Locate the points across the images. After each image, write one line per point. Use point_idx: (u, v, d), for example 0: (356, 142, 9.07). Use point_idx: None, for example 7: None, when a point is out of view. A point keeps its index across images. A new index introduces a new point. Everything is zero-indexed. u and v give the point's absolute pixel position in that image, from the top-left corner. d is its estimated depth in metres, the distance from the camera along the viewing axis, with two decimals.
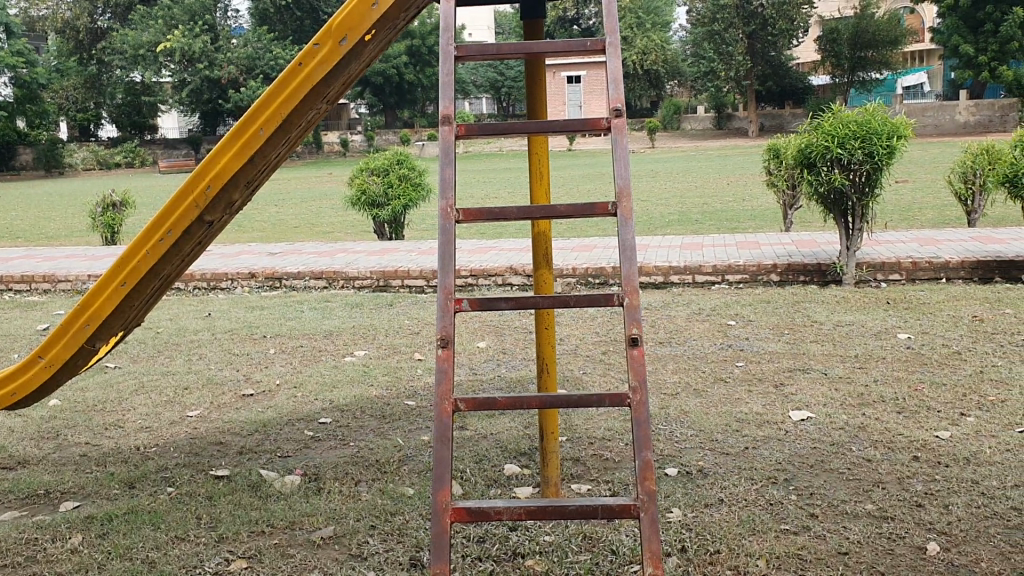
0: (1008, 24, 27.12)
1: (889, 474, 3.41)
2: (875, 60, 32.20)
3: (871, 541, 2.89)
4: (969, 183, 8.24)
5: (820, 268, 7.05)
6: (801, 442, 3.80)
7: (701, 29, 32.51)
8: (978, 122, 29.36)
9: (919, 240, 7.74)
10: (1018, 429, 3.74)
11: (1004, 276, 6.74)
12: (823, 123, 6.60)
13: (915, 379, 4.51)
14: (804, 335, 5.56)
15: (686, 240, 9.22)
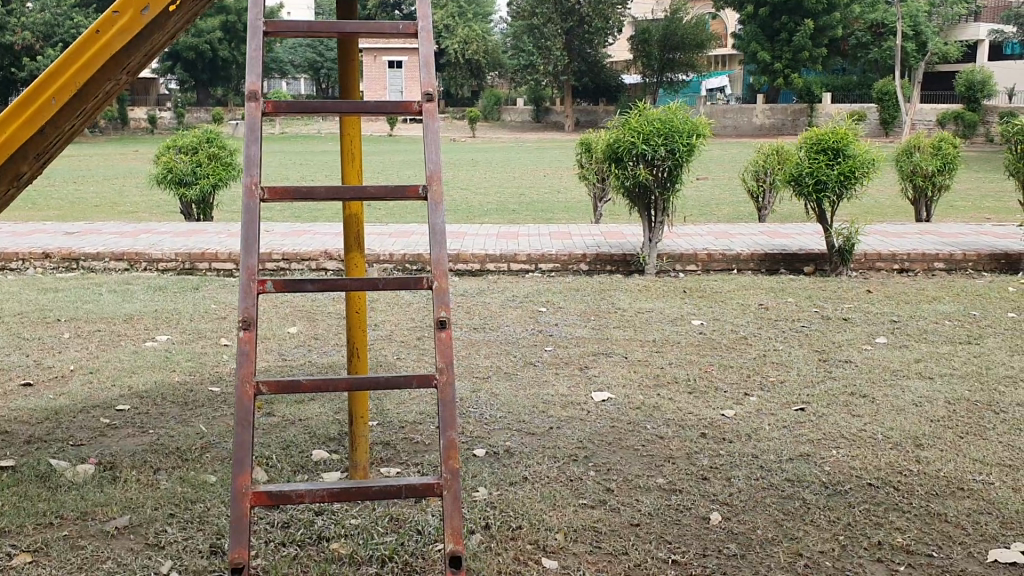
0: (801, 35, 29.14)
1: (679, 450, 3.64)
2: (682, 62, 33.82)
3: (661, 513, 3.07)
4: (761, 181, 8.83)
5: (625, 258, 7.37)
6: (600, 421, 3.99)
7: (521, 22, 33.13)
8: (773, 125, 31.46)
9: (715, 234, 8.23)
10: (794, 407, 4.07)
11: (788, 268, 7.28)
12: (630, 120, 6.90)
13: (707, 362, 4.81)
14: (608, 320, 5.82)
15: (501, 229, 9.39)
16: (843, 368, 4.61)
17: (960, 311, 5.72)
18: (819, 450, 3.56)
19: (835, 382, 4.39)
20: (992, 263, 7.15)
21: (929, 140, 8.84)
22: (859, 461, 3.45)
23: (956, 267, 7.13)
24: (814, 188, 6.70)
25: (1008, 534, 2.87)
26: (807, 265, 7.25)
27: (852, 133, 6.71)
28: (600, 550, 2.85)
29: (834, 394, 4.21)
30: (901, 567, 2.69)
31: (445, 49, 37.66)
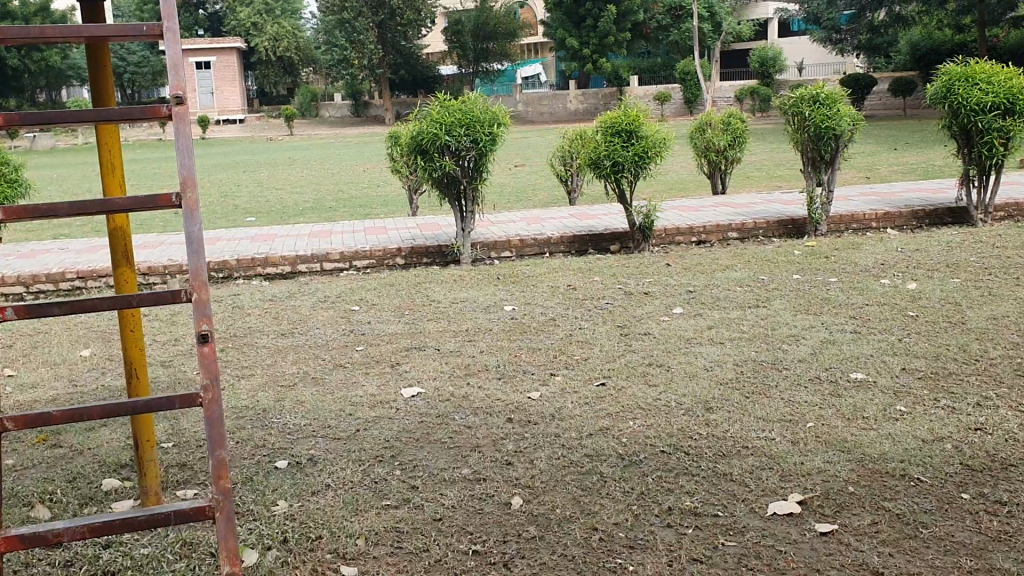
0: (605, 20, 30.03)
1: (486, 438, 3.65)
2: (495, 51, 34.20)
3: (464, 504, 3.08)
4: (568, 165, 9.07)
5: (440, 250, 7.35)
6: (409, 418, 3.95)
7: (331, 17, 32.51)
8: (587, 108, 32.34)
9: (527, 219, 8.35)
10: (596, 382, 4.17)
11: (596, 249, 7.46)
12: (431, 112, 6.86)
13: (516, 347, 4.86)
14: (421, 314, 5.78)
15: (316, 228, 9.19)
16: (644, 340, 4.77)
17: (752, 277, 6.01)
18: (618, 423, 3.66)
19: (636, 354, 4.53)
20: (780, 229, 7.57)
21: (720, 117, 9.28)
22: (654, 429, 3.57)
23: (748, 235, 7.51)
24: (611, 170, 6.90)
25: (786, 486, 3.04)
26: (613, 244, 7.45)
27: (643, 114, 6.95)
28: (401, 549, 2.82)
29: (633, 366, 4.35)
30: (688, 529, 2.80)
31: (255, 47, 36.52)
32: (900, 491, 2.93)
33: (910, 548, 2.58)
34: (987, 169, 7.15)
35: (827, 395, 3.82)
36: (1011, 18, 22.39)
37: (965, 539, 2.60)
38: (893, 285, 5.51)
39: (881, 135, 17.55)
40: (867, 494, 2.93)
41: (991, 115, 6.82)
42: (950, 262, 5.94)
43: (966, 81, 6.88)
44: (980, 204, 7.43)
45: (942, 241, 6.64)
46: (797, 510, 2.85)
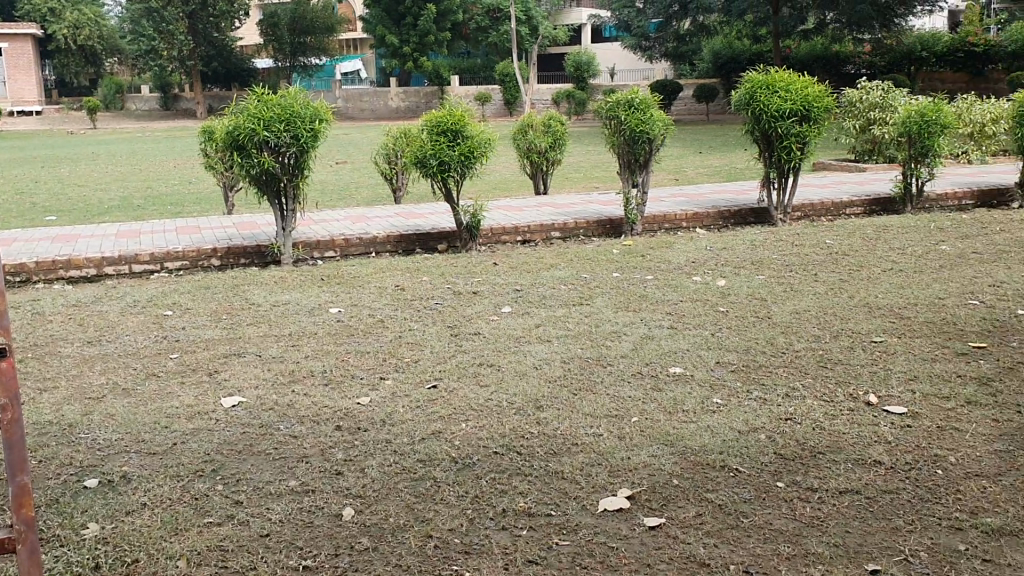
0: (425, 19, 30.06)
1: (313, 447, 3.53)
2: (312, 46, 33.50)
3: (292, 517, 2.96)
4: (392, 164, 9.09)
5: (260, 250, 7.10)
6: (231, 428, 3.77)
7: (137, 5, 30.85)
8: (408, 106, 32.22)
9: (350, 218, 8.22)
10: (426, 385, 4.13)
11: (423, 249, 7.41)
12: (248, 106, 6.56)
13: (342, 350, 4.74)
14: (241, 318, 5.54)
15: (123, 227, 8.66)
16: (473, 340, 4.76)
17: (574, 275, 6.11)
18: (449, 426, 3.63)
19: (465, 355, 4.52)
20: (599, 229, 7.73)
21: (541, 119, 9.55)
22: (486, 431, 3.55)
23: (570, 234, 7.63)
24: (438, 169, 6.82)
25: (615, 481, 3.07)
26: (439, 244, 7.42)
27: (466, 114, 6.96)
28: (226, 570, 2.67)
29: (464, 367, 4.33)
30: (523, 531, 2.79)
31: (51, 34, 34.15)
32: (721, 482, 3.03)
33: (733, 537, 2.68)
34: (787, 172, 7.50)
35: (649, 389, 3.88)
36: (802, 31, 23.92)
37: (782, 526, 2.72)
38: (704, 282, 5.67)
39: (688, 138, 18.42)
40: (690, 487, 3.01)
41: (789, 121, 7.22)
42: (755, 260, 6.22)
43: (767, 88, 7.23)
44: (779, 205, 7.69)
45: (748, 240, 6.97)
46: (626, 506, 2.90)
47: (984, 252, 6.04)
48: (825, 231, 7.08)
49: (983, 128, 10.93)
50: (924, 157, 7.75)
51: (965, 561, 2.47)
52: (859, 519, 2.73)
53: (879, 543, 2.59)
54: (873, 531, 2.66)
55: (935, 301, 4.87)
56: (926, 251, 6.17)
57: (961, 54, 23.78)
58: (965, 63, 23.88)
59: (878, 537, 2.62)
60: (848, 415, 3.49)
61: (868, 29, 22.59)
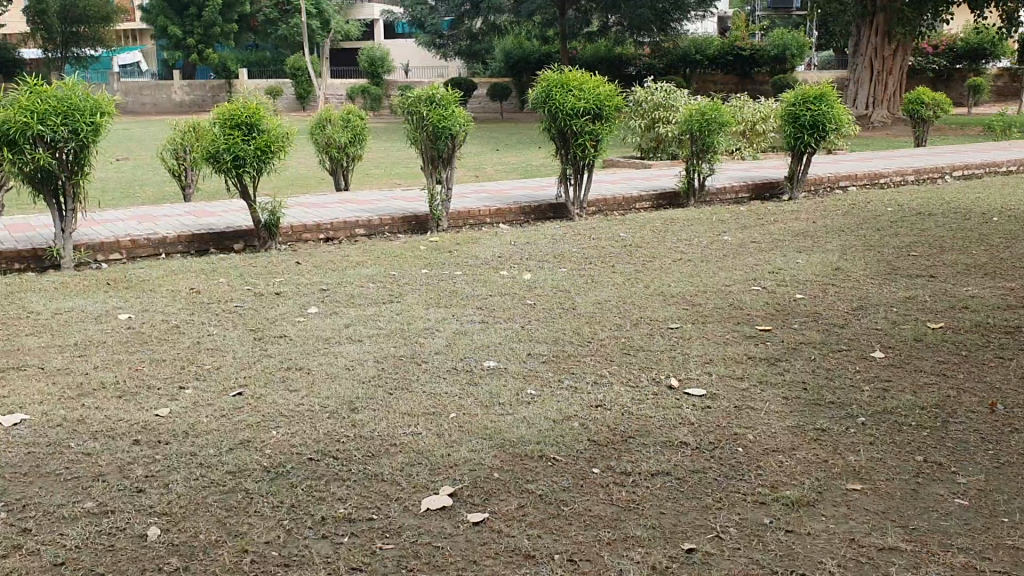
0: (209, 9, 29.19)
1: (110, 465, 3.26)
2: (86, 36, 31.39)
3: (90, 542, 2.72)
4: (181, 160, 8.65)
5: (36, 254, 6.32)
6: (13, 449, 3.42)
7: None
8: (194, 101, 30.79)
9: (137, 218, 7.70)
10: (231, 393, 3.92)
11: (218, 248, 6.93)
12: (19, 98, 5.87)
13: (135, 360, 4.43)
14: (18, 328, 5.06)
15: None
16: (279, 343, 4.58)
17: (381, 273, 5.98)
18: (259, 435, 3.44)
19: (271, 359, 4.33)
20: (405, 225, 7.46)
21: (339, 114, 9.53)
22: (299, 437, 3.39)
23: (374, 231, 7.35)
24: (232, 164, 6.42)
25: (436, 479, 2.98)
26: (235, 243, 6.95)
27: (262, 108, 6.59)
28: None
29: (270, 372, 4.14)
30: (344, 538, 2.67)
31: None
32: (541, 472, 2.97)
33: (556, 527, 2.62)
34: (583, 168, 7.66)
35: (465, 384, 3.81)
36: (587, 33, 24.71)
37: (602, 512, 2.68)
38: (510, 277, 5.67)
39: (483, 135, 18.66)
40: (511, 479, 2.93)
41: (584, 119, 7.40)
42: (556, 253, 6.30)
43: (562, 88, 7.37)
44: (575, 200, 7.84)
45: (548, 233, 7.05)
46: (449, 503, 2.81)
47: (762, 242, 6.45)
48: (618, 225, 7.33)
49: (754, 126, 11.69)
50: (703, 154, 8.22)
51: (770, 534, 2.46)
52: (671, 500, 2.72)
53: (692, 521, 2.57)
54: (686, 511, 2.64)
55: (723, 289, 5.12)
56: (711, 242, 6.51)
57: (731, 58, 25.41)
58: (734, 66, 25.53)
59: (691, 516, 2.61)
60: (653, 399, 3.52)
61: (647, 33, 23.74)
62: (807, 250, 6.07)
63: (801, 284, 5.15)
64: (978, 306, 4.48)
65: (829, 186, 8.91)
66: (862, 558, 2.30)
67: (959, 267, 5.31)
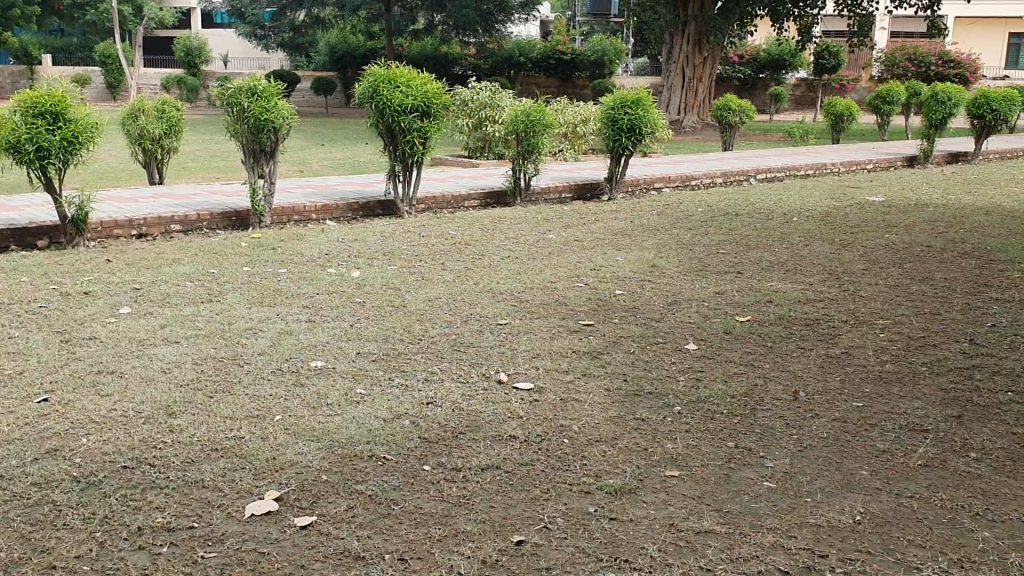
0: None
1: None
2: None
3: None
4: None
5: None
6: None
7: None
8: None
9: None
10: (35, 399, 3.65)
11: (18, 245, 6.43)
12: None
13: None
14: None
15: None
16: (88, 346, 4.31)
17: (200, 271, 5.74)
18: (67, 443, 3.23)
19: (80, 363, 4.07)
20: (224, 221, 7.16)
21: (153, 104, 9.02)
22: (112, 445, 3.21)
23: (192, 227, 7.03)
24: (35, 155, 5.99)
25: (260, 484, 2.89)
26: (38, 239, 6.47)
27: (69, 96, 6.17)
28: None
29: (79, 378, 3.89)
30: (163, 549, 2.55)
31: None
32: (370, 471, 2.92)
33: (386, 526, 2.59)
34: (411, 165, 7.60)
35: (291, 385, 3.71)
36: (413, 31, 24.58)
37: (432, 509, 2.66)
38: (337, 274, 5.58)
39: (307, 130, 18.26)
40: (340, 480, 2.88)
41: (411, 116, 7.35)
42: (386, 250, 6.24)
43: (388, 83, 7.27)
44: (404, 197, 7.79)
45: (377, 231, 6.97)
46: (275, 508, 2.73)
47: (584, 240, 6.63)
48: (446, 223, 7.34)
49: (575, 128, 11.98)
50: (529, 154, 8.32)
51: (595, 522, 2.53)
52: (501, 493, 2.73)
53: (520, 514, 2.60)
54: (514, 504, 2.66)
55: (549, 286, 5.22)
56: (537, 240, 6.64)
57: (551, 62, 25.88)
58: (556, 68, 26.10)
59: (519, 508, 2.64)
60: (483, 394, 3.54)
61: (472, 33, 23.92)
62: (625, 248, 6.29)
63: (622, 281, 5.32)
64: (780, 300, 4.77)
65: (645, 187, 9.27)
66: (681, 542, 2.39)
67: (762, 264, 5.65)
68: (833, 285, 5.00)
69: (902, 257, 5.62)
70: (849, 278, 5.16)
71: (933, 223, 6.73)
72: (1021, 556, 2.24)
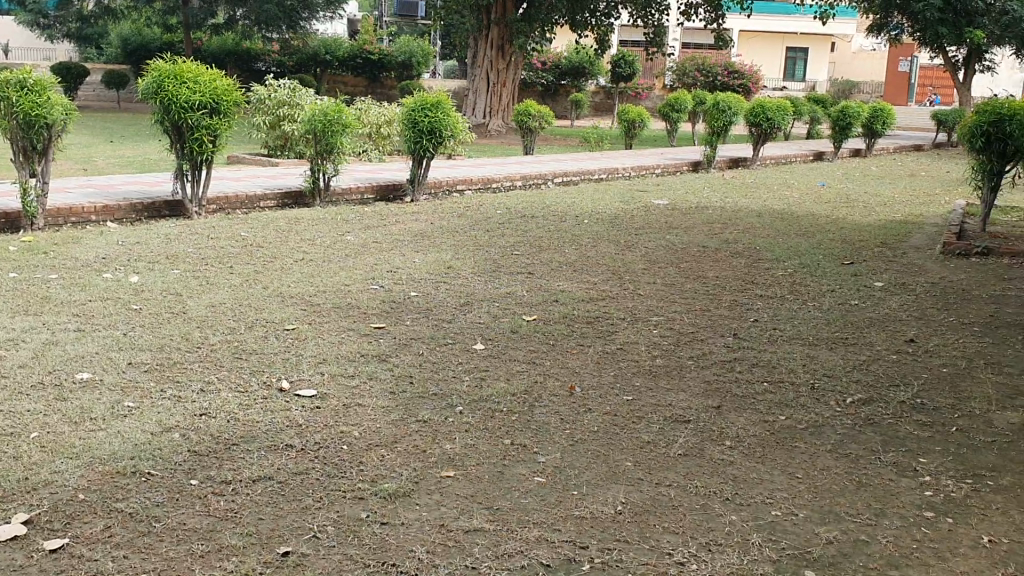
0: None
1: None
2: None
3: None
4: None
5: None
6: None
7: None
8: None
9: None
10: None
11: None
12: None
13: None
14: None
15: None
16: None
17: None
18: None
19: None
20: None
21: None
22: None
23: None
24: None
25: (8, 507, 2.65)
26: None
27: None
28: None
29: None
30: None
31: None
32: (132, 489, 2.74)
33: (145, 545, 2.44)
34: (200, 164, 7.29)
35: (51, 401, 3.45)
36: (212, 25, 23.65)
37: (196, 524, 2.53)
38: (115, 279, 5.27)
39: (95, 126, 17.21)
40: (98, 499, 2.68)
41: (199, 113, 7.06)
42: (170, 253, 5.95)
43: (174, 79, 6.94)
44: (194, 197, 7.46)
45: (162, 233, 6.63)
46: (21, 532, 2.49)
47: (382, 241, 6.58)
48: (239, 224, 7.08)
49: (379, 129, 11.86)
50: (327, 154, 8.13)
51: (366, 528, 2.48)
52: (271, 505, 2.63)
53: (289, 524, 2.52)
54: (284, 514, 2.58)
55: (340, 288, 5.12)
56: (333, 241, 6.53)
57: (360, 61, 25.62)
58: (363, 68, 25.83)
59: (289, 518, 2.55)
60: (262, 403, 3.38)
61: (276, 30, 23.28)
62: (422, 250, 6.27)
63: (415, 283, 5.30)
64: (566, 299, 4.91)
65: (447, 189, 9.30)
66: (449, 543, 2.40)
67: (553, 265, 5.79)
68: (616, 285, 5.19)
69: (681, 257, 5.91)
70: (631, 278, 5.38)
71: (710, 224, 7.12)
72: (761, 535, 2.39)
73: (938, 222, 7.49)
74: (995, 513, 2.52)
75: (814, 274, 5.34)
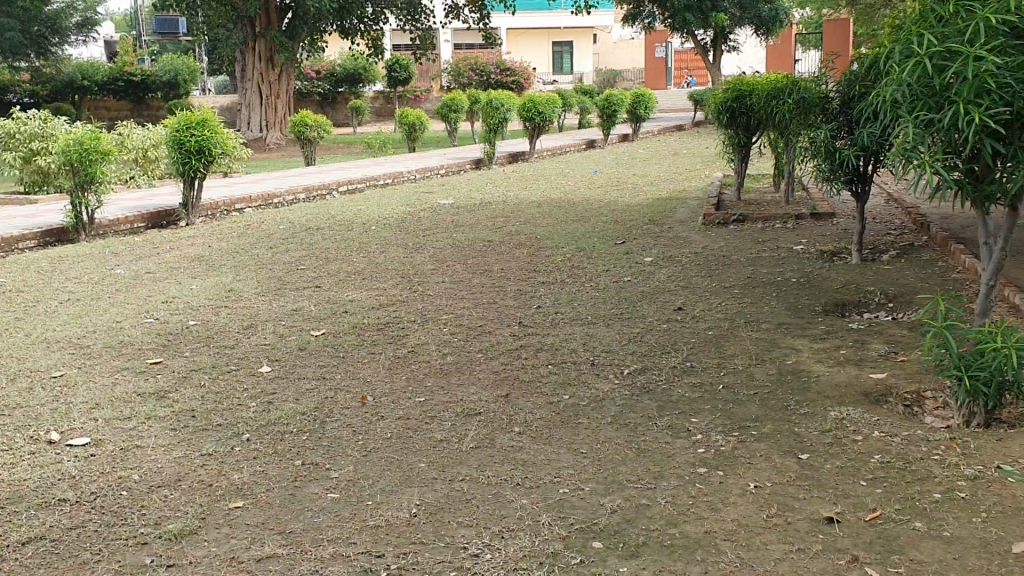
0: None
1: None
2: None
3: None
4: None
5: None
6: None
7: None
8: None
9: None
10: None
11: None
12: None
13: None
14: None
15: None
16: None
17: None
18: None
19: None
20: None
21: None
22: None
23: None
24: None
25: None
26: None
27: None
28: None
29: None
30: None
31: None
32: None
33: None
34: None
35: None
36: None
37: None
38: None
39: None
40: None
41: None
42: None
43: None
44: None
45: None
46: None
47: (155, 271, 6.28)
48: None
49: (146, 153, 11.28)
50: (89, 185, 7.63)
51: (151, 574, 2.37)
52: (44, 566, 2.45)
53: None
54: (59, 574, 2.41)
55: (111, 326, 4.85)
56: (101, 277, 6.16)
57: (121, 83, 24.22)
58: (125, 91, 24.43)
59: None
60: (29, 460, 3.14)
61: (22, 56, 21.66)
62: (200, 276, 6.04)
63: (193, 310, 5.10)
64: (355, 309, 4.87)
65: (225, 210, 9.00)
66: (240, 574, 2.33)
67: (338, 276, 5.72)
68: (403, 289, 5.19)
69: (465, 254, 5.99)
70: (418, 280, 5.41)
71: (491, 219, 7.27)
72: (550, 515, 2.47)
73: (700, 196, 7.98)
74: (760, 460, 2.72)
75: (590, 256, 5.56)
